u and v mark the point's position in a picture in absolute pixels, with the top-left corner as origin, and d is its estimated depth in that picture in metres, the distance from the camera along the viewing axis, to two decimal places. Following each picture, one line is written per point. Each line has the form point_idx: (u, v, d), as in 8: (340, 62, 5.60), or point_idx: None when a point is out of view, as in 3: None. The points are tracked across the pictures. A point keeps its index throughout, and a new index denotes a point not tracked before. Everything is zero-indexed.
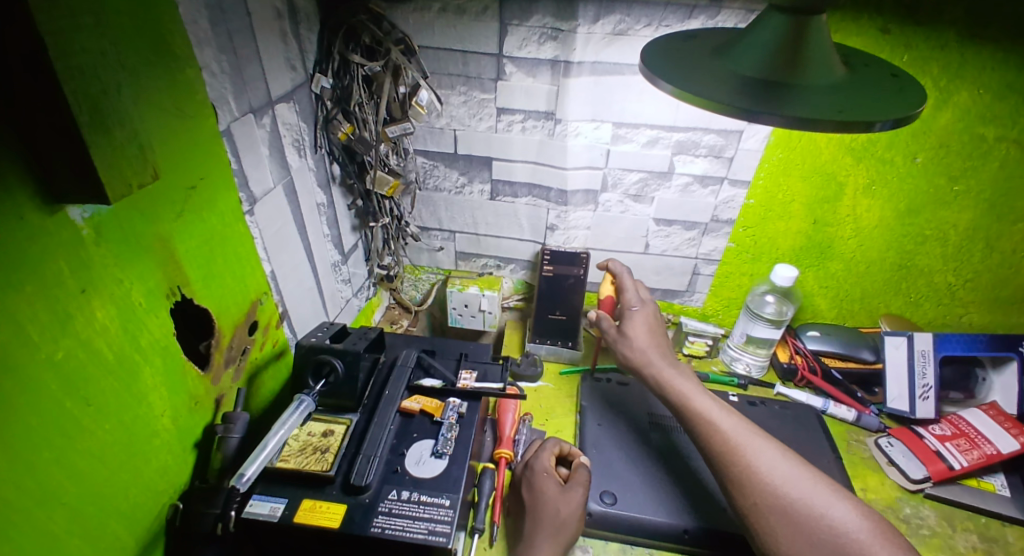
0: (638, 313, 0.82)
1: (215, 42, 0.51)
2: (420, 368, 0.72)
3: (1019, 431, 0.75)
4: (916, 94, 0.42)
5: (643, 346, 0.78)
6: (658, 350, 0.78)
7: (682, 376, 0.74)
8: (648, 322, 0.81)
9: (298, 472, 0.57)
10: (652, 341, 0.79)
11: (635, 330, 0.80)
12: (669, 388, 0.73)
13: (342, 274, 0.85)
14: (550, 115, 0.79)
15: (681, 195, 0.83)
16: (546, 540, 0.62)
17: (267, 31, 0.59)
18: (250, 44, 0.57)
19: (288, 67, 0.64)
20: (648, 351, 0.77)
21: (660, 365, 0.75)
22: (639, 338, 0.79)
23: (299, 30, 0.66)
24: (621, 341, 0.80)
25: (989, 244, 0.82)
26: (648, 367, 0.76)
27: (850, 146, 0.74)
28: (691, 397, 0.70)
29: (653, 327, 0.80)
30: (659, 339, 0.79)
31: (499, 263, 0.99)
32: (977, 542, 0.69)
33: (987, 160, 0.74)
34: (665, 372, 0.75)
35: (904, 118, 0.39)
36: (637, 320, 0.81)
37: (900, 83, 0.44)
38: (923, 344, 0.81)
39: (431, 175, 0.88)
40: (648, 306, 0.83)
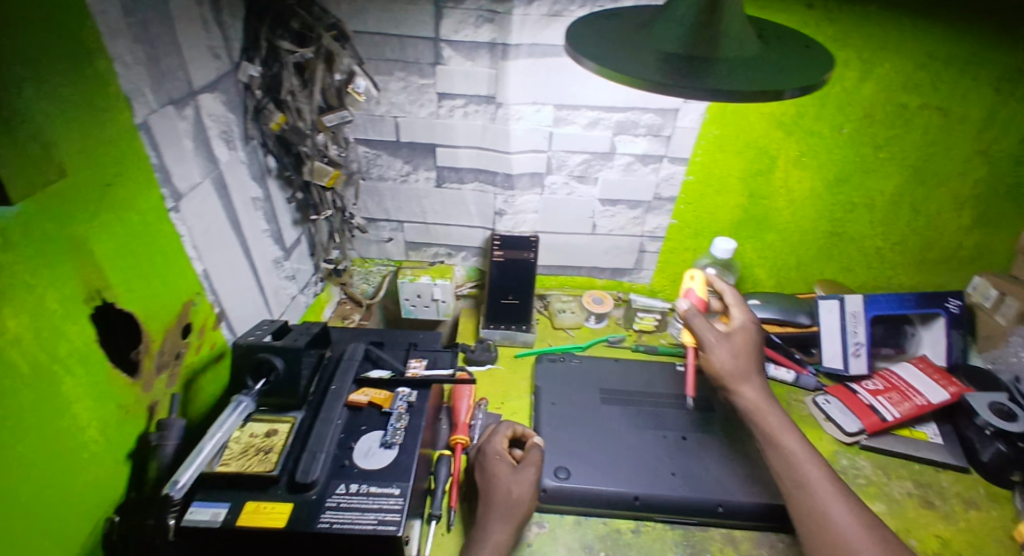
0: (743, 330, 0.75)
1: (129, 33, 0.48)
2: (369, 360, 0.71)
3: (948, 383, 0.81)
4: (826, 63, 0.43)
5: (738, 364, 0.71)
6: (756, 374, 0.71)
7: (775, 405, 0.68)
8: (750, 343, 0.73)
9: (241, 474, 0.55)
10: (752, 362, 0.72)
11: (739, 351, 0.72)
12: (756, 416, 0.67)
13: (285, 270, 0.82)
14: (491, 100, 0.77)
15: (624, 174, 0.84)
16: (499, 522, 0.63)
17: (188, 22, 0.57)
18: (168, 33, 0.54)
19: (210, 56, 0.61)
20: (736, 372, 0.71)
21: (758, 391, 0.69)
22: (729, 353, 0.72)
23: (222, 18, 0.63)
24: (718, 348, 0.72)
25: (914, 209, 0.87)
26: (743, 389, 0.69)
27: (780, 119, 0.77)
28: (777, 427, 0.65)
29: (754, 346, 0.74)
30: (759, 364, 0.72)
31: (449, 251, 0.98)
32: (912, 488, 0.75)
33: (910, 127, 0.78)
34: (758, 396, 0.68)
35: (812, 86, 0.40)
36: (741, 338, 0.74)
37: (809, 52, 0.45)
38: (853, 306, 0.86)
39: (374, 164, 0.86)
40: (753, 322, 0.76)
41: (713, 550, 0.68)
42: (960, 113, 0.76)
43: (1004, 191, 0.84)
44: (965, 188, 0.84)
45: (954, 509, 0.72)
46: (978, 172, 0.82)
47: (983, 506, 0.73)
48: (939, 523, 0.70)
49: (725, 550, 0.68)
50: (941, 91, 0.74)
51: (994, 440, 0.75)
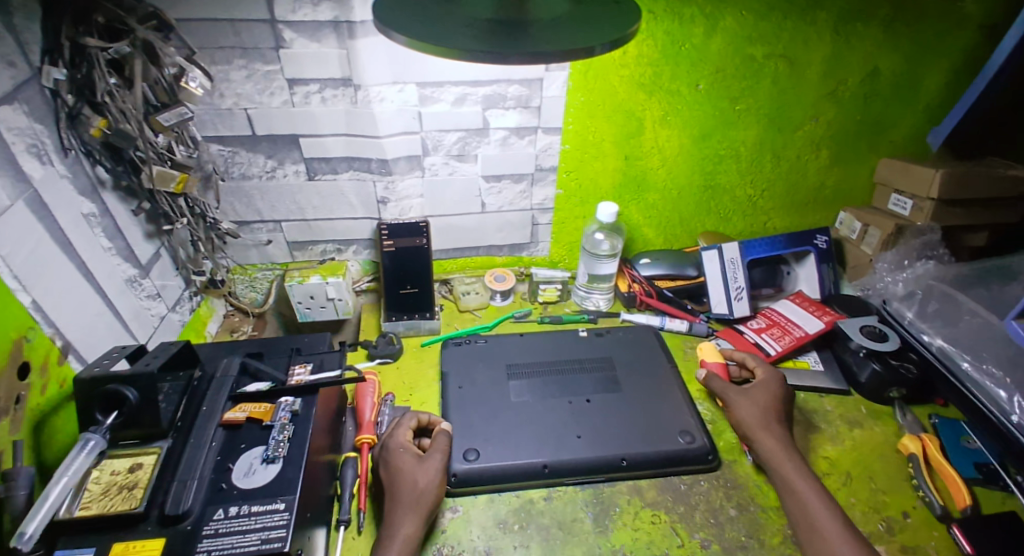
0: (763, 384, 0.76)
1: None
2: (248, 374, 0.67)
3: (822, 313, 0.88)
4: (632, 17, 0.43)
5: (760, 413, 0.72)
6: (777, 425, 0.71)
7: (794, 454, 0.68)
8: (769, 392, 0.75)
9: (102, 517, 0.50)
10: (775, 412, 0.73)
11: (760, 404, 0.74)
12: (776, 468, 0.67)
13: (145, 290, 0.74)
14: (348, 82, 0.74)
15: (502, 149, 0.84)
16: (406, 515, 0.62)
17: None
18: None
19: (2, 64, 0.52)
20: (759, 421, 0.72)
21: (779, 440, 0.70)
22: (752, 407, 0.73)
23: (12, 20, 0.53)
24: (741, 402, 0.74)
25: (776, 155, 0.93)
26: (762, 437, 0.70)
27: (640, 81, 0.79)
28: (792, 476, 0.66)
29: (782, 400, 0.74)
30: (783, 414, 0.73)
31: (339, 246, 0.94)
32: (800, 416, 0.80)
33: (759, 78, 0.82)
34: (777, 446, 0.69)
35: (620, 38, 0.40)
36: (761, 392, 0.75)
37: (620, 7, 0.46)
38: (732, 253, 0.91)
39: (234, 162, 0.80)
40: (774, 377, 0.77)
41: (622, 503, 0.69)
42: (804, 60, 0.82)
43: (852, 129, 0.92)
44: (819, 130, 0.91)
45: (839, 431, 0.78)
46: (828, 114, 0.89)
47: (866, 425, 0.79)
48: (828, 445, 0.76)
49: (632, 501, 0.69)
50: (782, 40, 0.79)
51: (869, 361, 0.81)
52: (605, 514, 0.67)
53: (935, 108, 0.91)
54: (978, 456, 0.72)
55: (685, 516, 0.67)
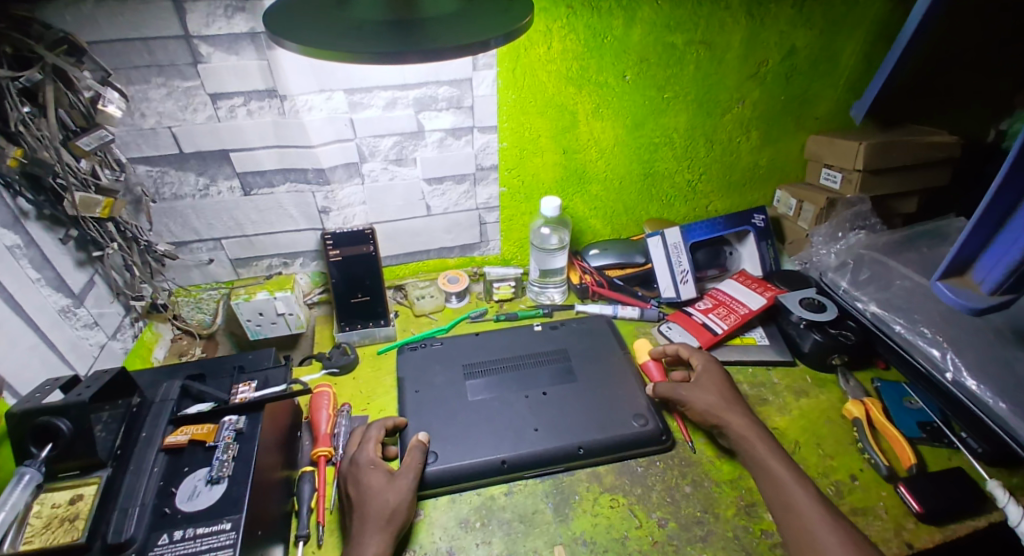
0: (708, 369, 0.77)
1: None
2: (190, 397, 0.66)
3: (764, 289, 0.91)
4: (520, 10, 0.47)
5: (718, 396, 0.73)
6: (738, 405, 0.72)
7: (761, 429, 0.69)
8: (719, 375, 0.76)
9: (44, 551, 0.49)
10: (730, 393, 0.74)
11: (714, 387, 0.75)
12: (749, 447, 0.67)
13: (80, 319, 0.71)
14: (273, 93, 0.74)
15: (440, 150, 0.86)
16: (374, 535, 0.58)
17: None
18: None
19: None
20: (721, 404, 0.72)
21: (742, 418, 0.70)
22: (709, 391, 0.74)
23: None
24: (696, 387, 0.75)
25: (709, 138, 0.96)
26: (729, 418, 0.70)
27: (567, 75, 0.82)
28: (764, 454, 0.66)
29: (730, 382, 0.76)
30: (734, 393, 0.74)
31: (284, 260, 0.93)
32: (749, 390, 0.82)
33: (683, 65, 0.85)
34: (744, 425, 0.69)
35: (513, 30, 0.43)
36: (709, 377, 0.76)
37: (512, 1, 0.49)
38: (674, 238, 0.94)
39: (164, 182, 0.79)
40: (713, 361, 0.79)
41: (582, 490, 0.69)
42: (723, 44, 0.85)
43: (778, 109, 0.96)
44: (746, 112, 0.94)
45: (786, 401, 0.80)
46: (753, 96, 0.92)
47: (812, 394, 0.82)
48: (775, 415, 0.78)
49: (591, 488, 0.69)
50: (700, 26, 0.82)
51: (810, 332, 0.84)
52: (565, 503, 0.67)
53: (856, 81, 0.96)
54: (921, 415, 0.75)
55: (643, 496, 0.68)
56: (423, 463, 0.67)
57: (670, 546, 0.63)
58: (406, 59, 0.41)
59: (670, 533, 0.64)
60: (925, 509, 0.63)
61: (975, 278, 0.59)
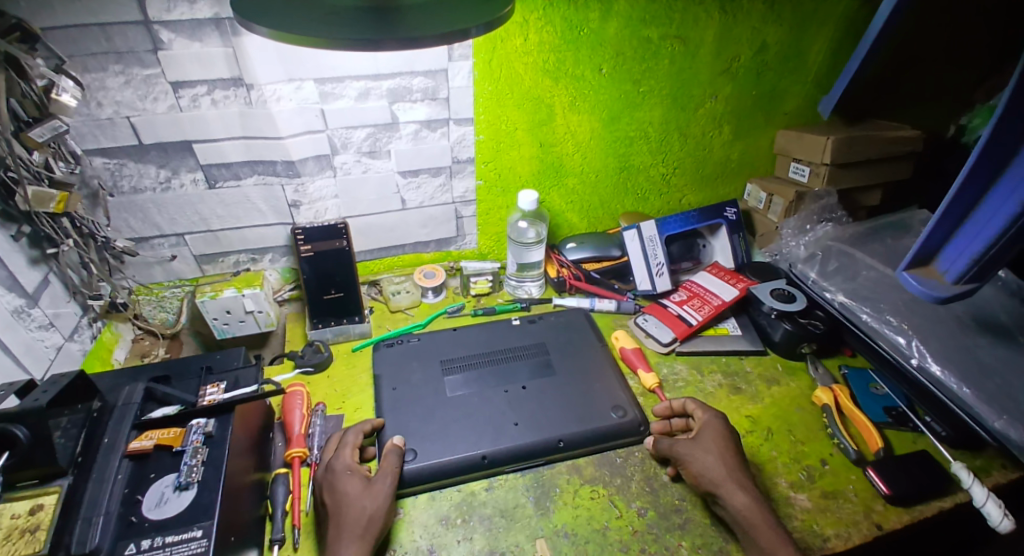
0: (711, 427, 0.69)
1: None
2: (153, 400, 0.63)
3: (736, 281, 0.93)
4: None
5: (718, 463, 0.64)
6: (742, 475, 0.64)
7: (765, 508, 0.61)
8: (721, 435, 0.68)
9: None
10: (734, 459, 0.65)
11: (715, 450, 0.66)
12: (752, 532, 0.59)
13: (36, 320, 0.67)
14: (239, 82, 0.71)
15: (415, 143, 0.84)
16: (351, 545, 0.56)
17: None
18: None
19: None
20: (723, 474, 0.63)
21: (745, 493, 0.62)
22: (710, 455, 0.65)
23: None
24: (695, 452, 0.66)
25: (682, 133, 0.97)
26: (731, 493, 0.62)
27: (544, 68, 0.81)
28: (770, 542, 0.58)
29: (734, 443, 0.68)
30: (738, 457, 0.66)
31: (252, 256, 0.89)
32: (723, 380, 0.84)
33: (658, 58, 0.86)
34: (747, 502, 0.61)
35: (493, 19, 0.43)
36: (712, 436, 0.68)
37: None
38: (650, 231, 0.95)
39: (122, 175, 0.75)
40: (718, 416, 0.71)
41: (562, 483, 0.69)
42: (696, 39, 0.86)
43: (749, 104, 0.98)
44: (719, 107, 0.96)
45: (758, 390, 0.83)
46: (725, 91, 0.94)
47: (783, 382, 0.84)
48: (748, 403, 0.80)
49: (572, 480, 0.70)
50: (674, 21, 0.82)
51: (781, 322, 0.86)
52: (546, 496, 0.68)
53: (823, 77, 0.99)
54: (887, 401, 0.79)
55: (622, 487, 0.69)
56: (400, 466, 0.66)
57: (650, 535, 0.63)
58: (382, 46, 0.40)
59: (649, 522, 0.65)
60: (893, 492, 0.66)
61: (938, 268, 0.62)
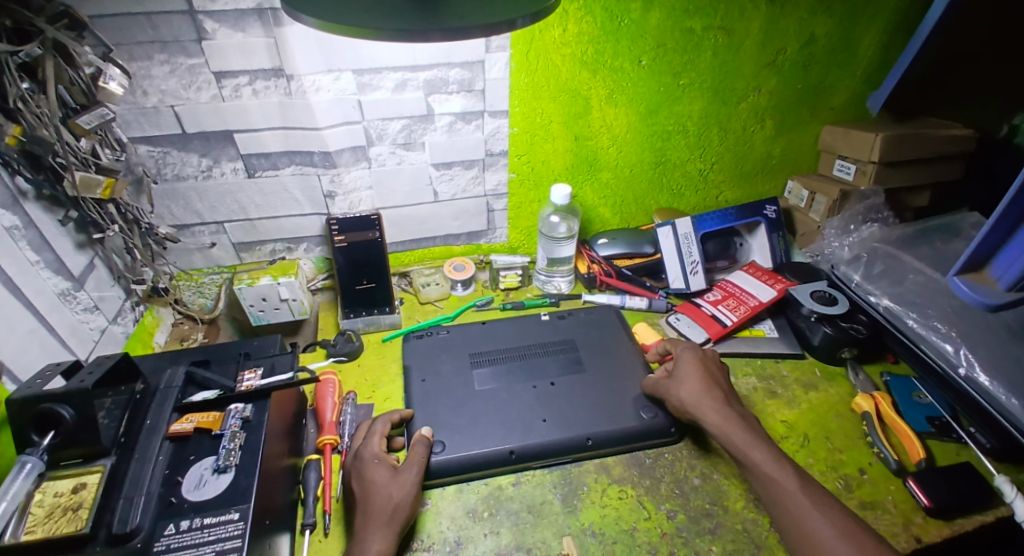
0: (685, 358, 0.75)
1: None
2: (194, 384, 0.64)
3: (774, 282, 0.90)
4: None
5: (692, 390, 0.70)
6: (714, 395, 0.69)
7: (738, 417, 0.67)
8: (694, 362, 0.74)
9: (47, 541, 0.48)
10: (707, 381, 0.71)
11: (688, 376, 0.72)
12: (732, 445, 0.65)
13: (81, 303, 0.70)
14: (279, 72, 0.71)
15: (449, 135, 0.84)
16: (379, 531, 0.57)
17: None
18: None
19: None
20: (697, 399, 0.69)
21: (718, 409, 0.68)
22: (683, 385, 0.71)
23: None
24: (670, 383, 0.72)
25: (722, 127, 0.94)
26: (705, 412, 0.68)
27: (582, 59, 0.80)
28: (749, 451, 0.63)
29: (706, 367, 0.74)
30: (711, 378, 0.72)
31: (288, 245, 0.91)
32: (757, 383, 0.82)
33: (700, 50, 0.83)
34: (722, 419, 0.67)
35: (540, 9, 0.42)
36: (685, 366, 0.73)
37: None
38: (685, 228, 0.93)
39: (166, 163, 0.77)
40: (691, 349, 0.76)
41: (590, 482, 0.69)
42: (741, 30, 0.83)
43: (794, 98, 0.94)
44: (762, 101, 0.92)
45: (795, 394, 0.80)
46: (769, 84, 0.91)
47: (821, 387, 0.81)
48: (784, 408, 0.78)
49: (600, 479, 0.69)
50: (719, 11, 0.79)
51: (821, 325, 0.83)
52: (574, 494, 0.67)
53: (873, 71, 0.94)
54: (932, 410, 0.75)
55: (651, 489, 0.68)
56: (428, 456, 0.66)
57: (679, 538, 0.62)
58: (425, 36, 0.39)
59: (679, 525, 0.64)
60: (934, 504, 0.63)
61: (992, 274, 0.58)
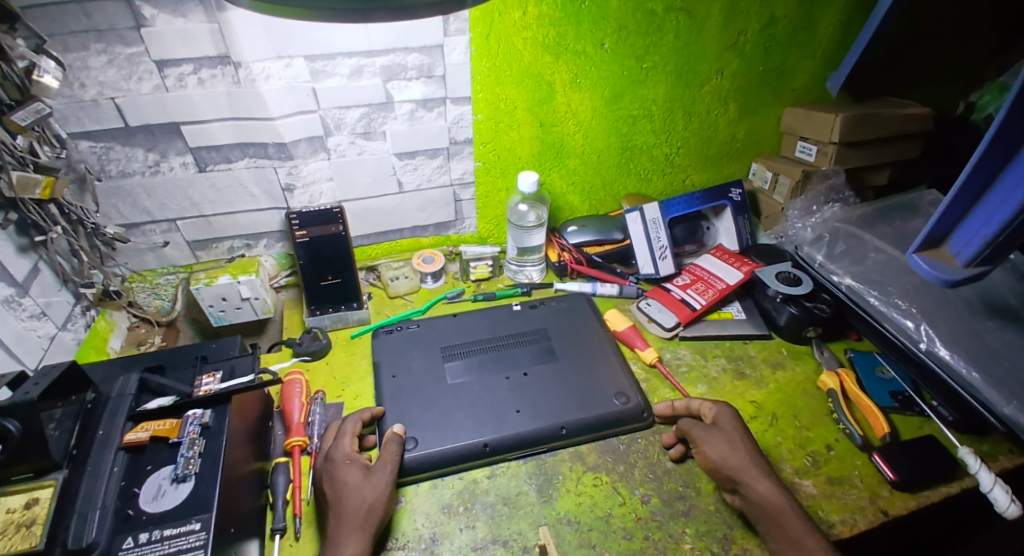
0: (727, 417, 0.68)
1: None
2: (149, 390, 0.62)
3: (741, 264, 0.91)
4: None
5: (740, 452, 0.64)
6: (761, 464, 0.63)
7: (788, 495, 0.61)
8: (737, 425, 0.68)
9: None
10: (753, 447, 0.65)
11: (734, 439, 0.65)
12: (778, 520, 0.58)
13: (26, 309, 0.66)
14: (225, 60, 0.68)
15: (411, 123, 0.82)
16: (353, 533, 0.56)
17: None
18: None
19: None
20: (745, 463, 0.63)
21: (767, 480, 0.61)
22: (730, 444, 0.65)
23: None
24: (714, 442, 0.65)
25: (687, 110, 0.94)
26: (754, 479, 0.61)
27: (544, 43, 0.78)
28: (796, 531, 0.57)
29: (749, 431, 0.68)
30: (755, 446, 0.66)
31: (247, 241, 0.87)
32: (726, 364, 0.84)
33: (662, 33, 0.83)
34: (770, 488, 0.61)
35: None
36: (729, 425, 0.67)
37: None
38: (653, 213, 0.93)
39: (110, 159, 0.72)
40: (732, 408, 0.70)
41: (565, 471, 0.69)
42: (702, 12, 0.82)
43: (756, 80, 0.94)
44: (725, 83, 0.93)
45: (763, 374, 0.82)
46: (732, 67, 0.91)
47: (788, 366, 0.83)
48: (752, 389, 0.80)
49: (574, 467, 0.69)
50: None
51: (786, 305, 0.85)
52: (549, 483, 0.67)
53: (833, 52, 0.95)
54: (893, 385, 0.78)
55: (626, 474, 0.68)
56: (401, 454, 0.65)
57: (653, 522, 0.63)
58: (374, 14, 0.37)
59: (653, 509, 0.64)
60: (900, 478, 0.65)
61: (950, 251, 0.60)
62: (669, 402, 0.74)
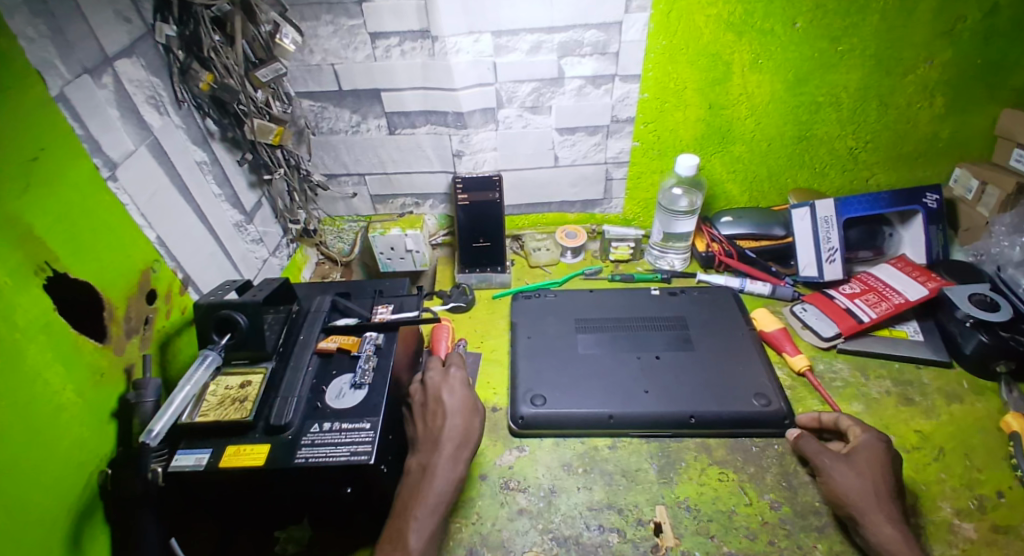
0: (869, 448, 0.60)
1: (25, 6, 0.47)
2: (338, 311, 0.74)
3: (926, 279, 0.79)
4: None
5: (866, 490, 0.56)
6: (890, 509, 0.55)
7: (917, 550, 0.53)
8: (881, 461, 0.59)
9: (220, 422, 0.57)
10: (889, 488, 0.57)
11: (865, 474, 0.58)
12: None
13: (250, 234, 0.82)
14: (426, 33, 0.76)
15: (577, 100, 0.84)
16: (450, 455, 0.62)
17: None
18: (72, 7, 0.51)
19: (120, 20, 0.58)
20: (869, 502, 0.56)
21: (892, 527, 0.54)
22: (857, 479, 0.57)
23: None
24: (840, 472, 0.59)
25: (883, 100, 0.83)
26: (875, 522, 0.54)
27: (728, 20, 0.75)
28: None
29: (894, 470, 0.58)
30: (894, 488, 0.57)
31: (416, 200, 0.98)
32: (890, 386, 0.74)
33: (865, 14, 0.74)
34: (893, 536, 0.53)
35: None
36: (867, 458, 0.59)
37: None
38: (825, 211, 0.84)
39: (323, 117, 0.87)
40: (884, 441, 0.61)
41: (689, 458, 0.67)
42: None
43: (976, 73, 0.80)
44: (934, 74, 0.80)
45: (935, 404, 0.71)
46: (946, 55, 0.78)
47: (967, 400, 0.71)
48: (921, 418, 0.69)
49: (700, 458, 0.67)
50: None
51: (975, 331, 0.72)
52: (671, 467, 0.66)
53: None
54: None
55: (756, 477, 0.65)
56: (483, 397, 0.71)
57: (782, 530, 0.59)
58: None
59: (783, 517, 0.60)
60: None
61: None
62: (819, 412, 0.68)
